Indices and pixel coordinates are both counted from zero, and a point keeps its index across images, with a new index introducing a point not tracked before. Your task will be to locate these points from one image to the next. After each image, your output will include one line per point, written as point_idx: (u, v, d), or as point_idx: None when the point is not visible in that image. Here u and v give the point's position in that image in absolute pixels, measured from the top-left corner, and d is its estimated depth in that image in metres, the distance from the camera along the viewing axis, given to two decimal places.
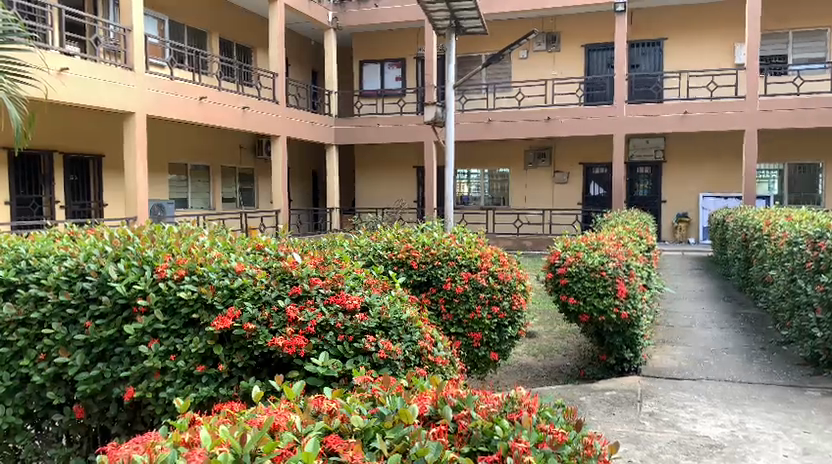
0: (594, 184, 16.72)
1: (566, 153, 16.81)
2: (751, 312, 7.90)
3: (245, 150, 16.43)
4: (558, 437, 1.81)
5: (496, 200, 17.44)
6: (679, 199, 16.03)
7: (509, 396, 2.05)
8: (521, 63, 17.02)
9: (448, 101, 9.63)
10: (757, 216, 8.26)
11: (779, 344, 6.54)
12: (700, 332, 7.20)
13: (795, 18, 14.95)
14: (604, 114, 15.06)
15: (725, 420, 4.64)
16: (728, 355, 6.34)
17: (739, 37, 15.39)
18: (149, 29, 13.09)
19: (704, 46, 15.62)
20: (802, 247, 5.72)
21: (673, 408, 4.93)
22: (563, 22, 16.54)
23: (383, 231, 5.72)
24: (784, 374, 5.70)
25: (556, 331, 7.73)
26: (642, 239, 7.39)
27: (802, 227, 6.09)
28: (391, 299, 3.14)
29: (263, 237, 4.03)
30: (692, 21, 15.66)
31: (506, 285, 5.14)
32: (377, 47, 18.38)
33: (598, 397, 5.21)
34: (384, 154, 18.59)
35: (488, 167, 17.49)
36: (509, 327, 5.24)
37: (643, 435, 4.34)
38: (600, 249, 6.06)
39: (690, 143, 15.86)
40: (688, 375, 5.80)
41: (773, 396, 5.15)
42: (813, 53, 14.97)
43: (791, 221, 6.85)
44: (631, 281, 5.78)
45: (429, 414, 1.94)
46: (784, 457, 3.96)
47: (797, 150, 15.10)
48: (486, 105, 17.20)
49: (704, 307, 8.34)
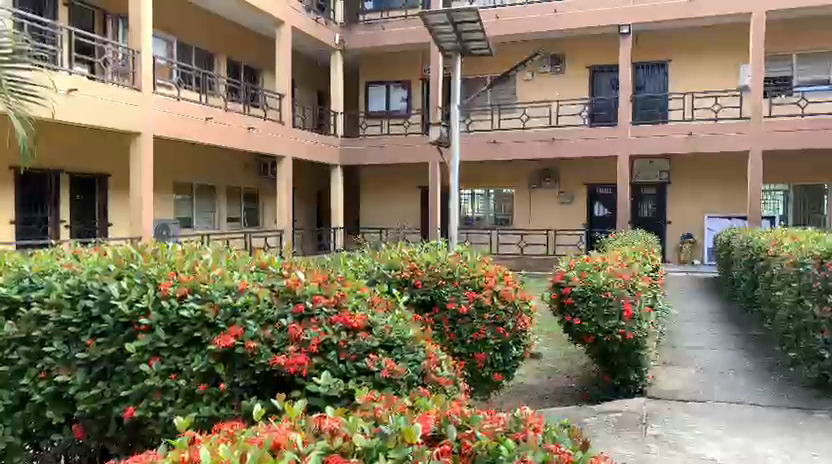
0: (599, 205, 16.71)
1: (569, 174, 16.87)
2: (756, 334, 7.82)
3: (250, 170, 16.49)
4: (564, 457, 1.78)
5: (500, 221, 17.41)
6: (684, 220, 15.99)
7: (513, 416, 2.03)
8: (527, 84, 17.12)
9: (453, 121, 9.66)
10: (762, 237, 8.18)
11: (786, 365, 6.46)
12: (706, 353, 7.13)
13: (798, 40, 15.02)
14: (608, 135, 15.09)
15: (733, 442, 4.57)
16: (736, 377, 6.27)
17: (743, 58, 15.46)
18: (157, 50, 13.27)
19: (708, 68, 15.70)
20: (809, 268, 5.63)
21: (679, 429, 4.86)
22: (568, 43, 16.66)
23: (386, 251, 5.67)
24: (792, 397, 5.62)
25: (561, 352, 7.66)
26: (647, 259, 7.33)
27: (809, 247, 6.01)
28: (394, 318, 3.09)
29: (267, 255, 4.00)
30: (696, 42, 15.75)
31: (511, 305, 5.11)
32: (383, 69, 18.54)
33: (603, 419, 5.13)
34: (389, 174, 18.64)
35: (492, 187, 17.52)
36: (513, 347, 5.23)
37: (649, 457, 4.27)
38: (606, 269, 5.99)
39: (695, 164, 15.87)
40: (695, 397, 5.73)
41: (780, 419, 5.08)
42: (818, 75, 15.01)
43: (797, 242, 6.79)
44: (637, 301, 5.72)
45: (433, 434, 1.89)
46: None
47: (803, 172, 15.06)
48: (490, 126, 17.27)
49: (709, 328, 8.27)
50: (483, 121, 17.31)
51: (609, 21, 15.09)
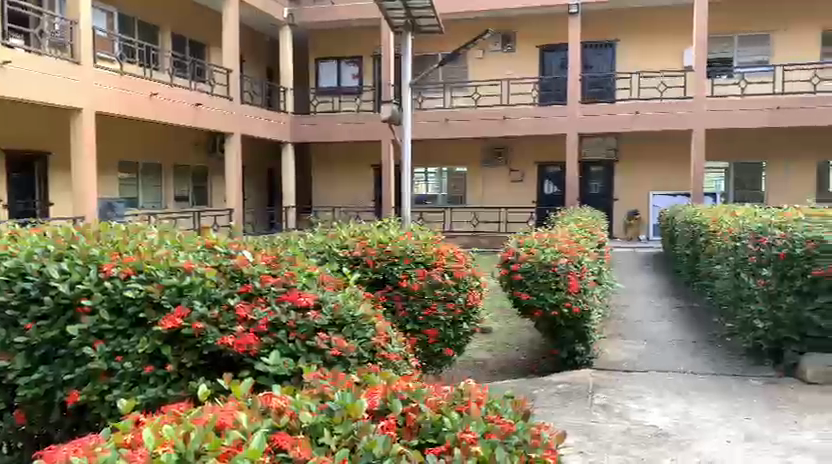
0: (549, 183, 16.99)
1: (520, 152, 17.06)
2: (698, 306, 8.13)
3: (198, 147, 16.07)
4: (505, 428, 1.84)
5: (453, 199, 17.48)
6: (631, 197, 16.41)
7: (458, 388, 2.08)
8: (478, 62, 17.10)
9: (405, 99, 9.59)
10: (704, 213, 8.45)
11: (723, 336, 6.75)
12: (650, 325, 7.37)
13: (737, 22, 15.50)
14: (559, 115, 15.28)
15: (673, 409, 4.77)
16: (677, 348, 6.50)
17: (687, 39, 15.85)
18: (97, 22, 12.71)
19: (651, 48, 16.05)
20: (745, 242, 5.78)
21: (623, 398, 5.04)
22: (518, 22, 16.75)
23: (337, 230, 5.64)
24: (727, 365, 5.89)
25: (510, 327, 7.78)
26: (594, 235, 7.46)
27: (747, 221, 6.16)
28: (344, 296, 3.10)
29: (214, 235, 3.91)
30: (643, 22, 16.04)
31: (461, 281, 5.15)
32: (334, 45, 18.27)
33: (550, 390, 5.27)
34: (341, 153, 18.49)
35: (444, 165, 17.56)
36: (463, 323, 5.28)
37: (594, 426, 4.42)
38: (553, 245, 6.10)
39: (641, 142, 16.26)
40: (638, 368, 5.95)
41: (718, 386, 5.33)
42: (757, 56, 15.50)
43: (735, 217, 7.02)
44: (583, 276, 5.85)
45: (379, 409, 1.92)
46: (728, 443, 4.09)
47: (742, 151, 15.64)
48: (442, 104, 17.21)
49: (655, 301, 8.56)
50: (434, 99, 17.26)
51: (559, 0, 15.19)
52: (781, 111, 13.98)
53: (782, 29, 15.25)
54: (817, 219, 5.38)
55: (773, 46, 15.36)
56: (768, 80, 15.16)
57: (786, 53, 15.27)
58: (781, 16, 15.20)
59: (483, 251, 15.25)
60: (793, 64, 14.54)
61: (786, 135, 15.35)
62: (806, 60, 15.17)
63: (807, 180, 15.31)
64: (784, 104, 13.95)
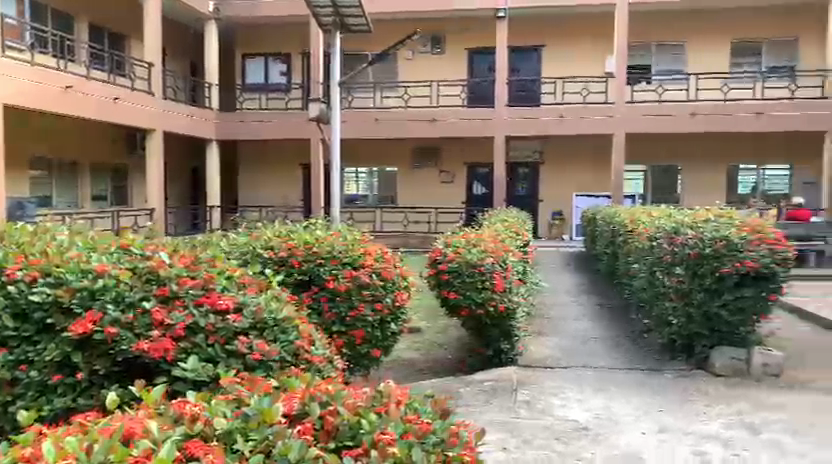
0: (478, 184, 17.27)
1: (449, 153, 17.24)
2: (618, 303, 8.46)
3: (117, 144, 15.39)
4: (423, 428, 1.85)
5: (384, 199, 17.48)
6: (555, 198, 16.90)
7: (378, 390, 2.07)
8: (408, 63, 17.16)
9: (333, 98, 9.49)
10: (623, 214, 8.80)
11: (640, 333, 7.04)
12: (572, 323, 7.60)
13: (654, 32, 16.23)
14: (487, 117, 15.54)
15: (592, 404, 4.94)
16: (597, 344, 6.74)
17: (608, 46, 16.46)
18: (6, 9, 11.93)
19: (574, 54, 16.59)
20: (660, 242, 6.05)
21: (546, 395, 5.17)
22: (447, 24, 16.93)
23: (262, 230, 5.53)
24: (643, 360, 6.15)
25: (438, 326, 7.85)
26: (520, 235, 7.63)
27: (661, 222, 6.45)
28: (267, 298, 3.03)
29: (131, 235, 3.75)
30: (566, 28, 16.56)
31: (390, 282, 5.13)
32: (261, 41, 17.92)
33: (476, 388, 5.34)
34: (269, 151, 18.15)
35: (375, 165, 17.54)
36: (391, 323, 5.26)
37: (517, 422, 4.52)
38: (480, 245, 6.20)
39: (565, 145, 16.78)
40: (560, 364, 6.13)
41: (634, 380, 5.56)
42: (672, 64, 16.29)
43: (651, 218, 7.34)
44: (508, 275, 5.97)
45: (296, 413, 1.89)
46: (642, 435, 4.27)
47: (658, 155, 16.38)
48: (372, 104, 17.17)
49: (577, 299, 8.84)
50: (364, 99, 17.20)
51: (486, 4, 15.45)
52: (694, 118, 14.75)
53: (694, 39, 16.09)
54: (725, 220, 5.70)
55: (686, 55, 16.18)
56: (682, 88, 15.96)
57: (698, 62, 16.11)
58: (694, 28, 16.04)
59: (415, 250, 15.32)
60: (705, 73, 15.35)
61: (699, 140, 16.20)
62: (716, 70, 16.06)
63: (717, 183, 16.21)
64: (697, 111, 14.72)
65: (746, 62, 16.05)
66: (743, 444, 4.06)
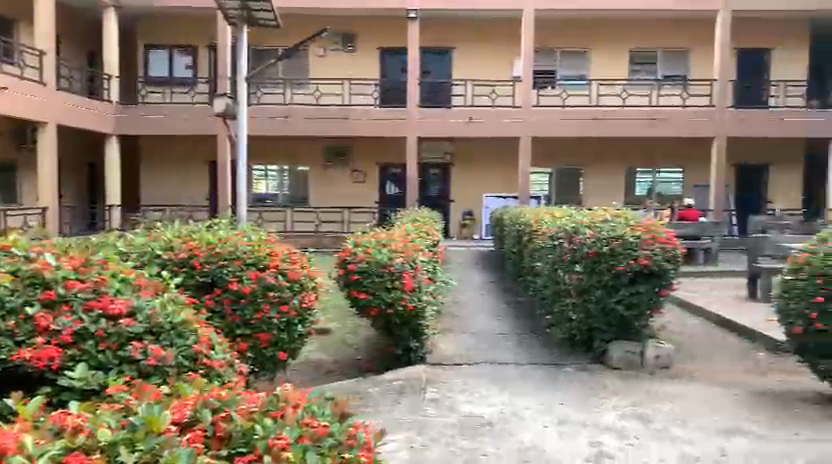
0: (390, 183, 17.35)
1: (361, 153, 17.20)
2: (523, 300, 8.73)
3: (3, 138, 14.27)
4: (319, 431, 1.84)
5: (295, 199, 17.23)
6: (466, 198, 17.24)
7: (275, 394, 2.04)
8: (319, 60, 16.98)
9: (240, 93, 9.22)
10: (528, 214, 9.08)
11: (544, 328, 7.30)
12: (480, 320, 7.78)
13: (559, 38, 16.86)
14: (399, 117, 15.63)
15: (497, 399, 5.09)
16: (503, 341, 6.93)
17: (515, 51, 16.97)
18: None
19: (484, 57, 16.99)
20: (561, 241, 6.28)
21: (453, 392, 5.27)
22: (359, 23, 16.87)
23: (163, 230, 5.31)
24: (546, 355, 6.39)
25: (348, 326, 7.82)
26: (429, 235, 7.71)
27: (562, 222, 6.69)
28: (163, 302, 2.91)
29: (13, 235, 3.49)
30: (476, 32, 16.92)
31: (297, 283, 5.05)
32: (165, 31, 17.17)
33: (385, 388, 5.37)
34: (174, 148, 17.42)
35: (286, 164, 17.23)
36: (298, 325, 5.18)
37: (424, 420, 4.58)
38: (389, 245, 6.22)
39: (475, 146, 17.14)
40: (467, 361, 6.26)
41: (537, 375, 5.76)
42: (575, 70, 17.01)
43: (554, 218, 7.61)
44: (417, 274, 6.02)
45: (188, 421, 1.82)
46: (543, 429, 4.44)
47: (564, 157, 17.06)
48: (282, 101, 16.86)
49: (485, 297, 9.06)
50: (274, 95, 16.86)
51: (398, 4, 15.53)
52: (595, 122, 15.45)
53: (596, 47, 16.86)
54: (621, 220, 6.00)
55: (588, 62, 16.93)
56: (585, 93, 16.68)
57: (600, 69, 16.91)
58: (595, 36, 16.80)
59: (318, 250, 15.16)
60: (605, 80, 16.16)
61: (600, 143, 17.00)
62: (615, 77, 16.91)
63: (617, 185, 17.08)
64: (598, 116, 15.44)
65: (642, 70, 17.00)
66: (636, 433, 4.30)
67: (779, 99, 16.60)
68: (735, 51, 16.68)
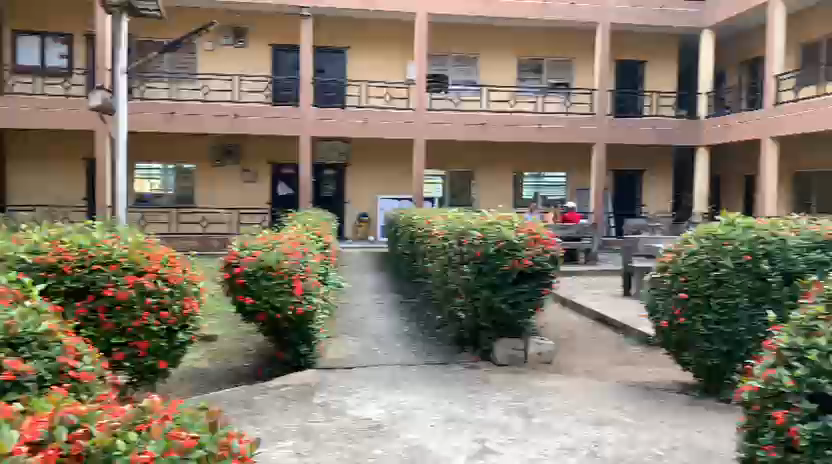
0: (282, 184, 17.06)
1: (252, 152, 16.76)
2: (415, 301, 8.86)
3: None
4: (188, 443, 1.78)
5: (182, 199, 16.52)
6: (360, 200, 17.24)
7: (141, 407, 1.95)
8: (208, 55, 16.32)
9: (120, 86, 8.71)
10: (421, 216, 9.22)
11: (435, 328, 7.45)
12: (373, 322, 7.81)
13: (452, 43, 17.24)
14: (292, 116, 15.37)
15: (386, 401, 5.13)
16: (395, 342, 7.01)
17: (409, 54, 17.18)
18: None
19: (378, 59, 17.07)
20: (450, 243, 6.40)
21: (342, 396, 5.26)
22: (250, 18, 16.44)
23: (28, 233, 4.93)
24: (436, 355, 6.53)
25: (236, 332, 7.59)
26: (321, 237, 7.63)
27: (452, 224, 6.82)
28: (21, 311, 2.69)
29: None
30: (371, 34, 16.97)
31: (178, 287, 4.83)
32: (36, 17, 15.90)
33: (273, 395, 5.27)
34: (46, 143, 16.17)
35: (172, 162, 16.46)
36: (180, 332, 4.95)
37: (312, 426, 4.53)
38: (279, 247, 6.11)
39: (369, 148, 17.18)
40: (358, 364, 6.27)
41: (426, 375, 5.87)
42: (467, 76, 17.48)
43: (445, 219, 7.75)
44: (307, 277, 5.94)
45: (40, 440, 1.69)
46: (430, 428, 4.53)
47: (457, 160, 17.47)
48: (168, 96, 16.12)
49: (378, 298, 9.10)
50: (158, 90, 16.07)
51: (291, 1, 15.24)
52: (486, 127, 15.95)
53: (486, 54, 17.40)
54: (506, 222, 6.22)
55: (479, 68, 17.45)
56: (475, 98, 17.17)
57: (491, 75, 17.48)
58: (486, 43, 17.35)
59: (205, 254, 14.62)
60: (496, 87, 16.74)
61: (491, 147, 17.59)
62: (504, 83, 17.54)
63: (507, 188, 17.73)
64: (487, 121, 15.94)
65: (530, 78, 17.75)
66: (517, 428, 4.49)
67: (652, 109, 17.88)
68: (615, 62, 17.79)
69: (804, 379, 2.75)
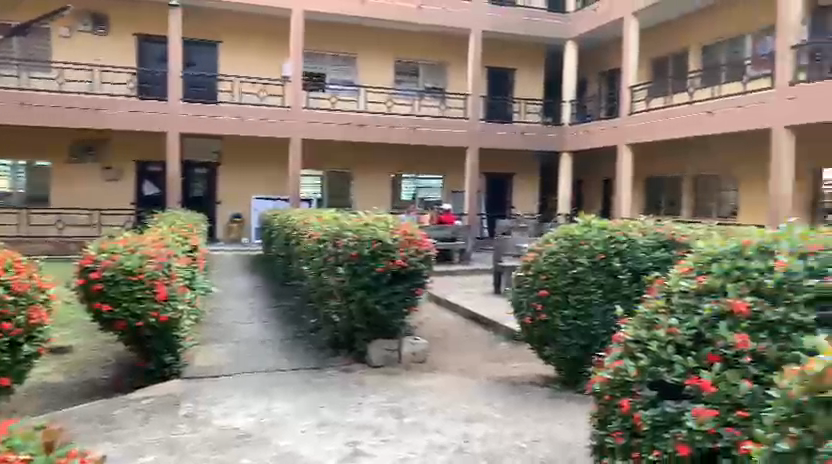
0: (149, 183, 16.11)
1: (115, 149, 15.67)
2: (290, 304, 8.69)
3: None
4: None
5: (35, 199, 15.07)
6: (233, 200, 16.66)
7: None
8: (63, 42, 15.03)
9: None
10: (296, 217, 9.06)
11: (309, 332, 7.34)
12: (245, 327, 7.56)
13: (329, 42, 17.11)
14: (160, 111, 14.54)
15: (257, 409, 4.98)
16: (267, 347, 6.83)
17: (285, 51, 16.85)
18: None
19: (252, 54, 16.59)
20: (325, 245, 6.30)
21: (211, 405, 5.04)
22: (112, 4, 15.36)
23: None
24: (310, 359, 6.43)
25: (94, 342, 7.06)
26: (189, 239, 7.27)
27: (327, 225, 6.72)
28: None
29: None
30: (245, 28, 16.46)
31: (23, 295, 4.40)
32: None
33: (133, 408, 4.94)
34: None
35: (22, 157, 15.00)
36: (25, 344, 4.51)
37: (177, 439, 4.30)
38: (140, 250, 5.74)
39: (244, 146, 16.65)
40: (228, 372, 6.04)
41: (299, 380, 5.77)
42: (344, 76, 17.44)
43: (320, 220, 7.64)
44: (172, 282, 5.62)
45: None
46: (302, 433, 4.44)
47: (335, 160, 17.36)
48: (15, 85, 14.67)
49: (250, 302, 8.83)
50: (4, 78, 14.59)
51: None
52: (363, 128, 15.99)
53: (364, 55, 17.45)
54: (381, 224, 6.24)
55: (356, 68, 17.47)
56: (352, 98, 17.17)
57: (369, 75, 17.55)
58: (363, 44, 17.39)
59: (58, 258, 13.46)
60: (373, 87, 16.84)
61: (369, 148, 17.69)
62: (381, 85, 17.70)
63: (385, 189, 17.87)
64: (364, 121, 16.00)
65: (406, 80, 18.06)
66: (389, 428, 4.51)
67: (520, 115, 18.88)
68: (486, 68, 18.51)
69: (645, 370, 2.90)
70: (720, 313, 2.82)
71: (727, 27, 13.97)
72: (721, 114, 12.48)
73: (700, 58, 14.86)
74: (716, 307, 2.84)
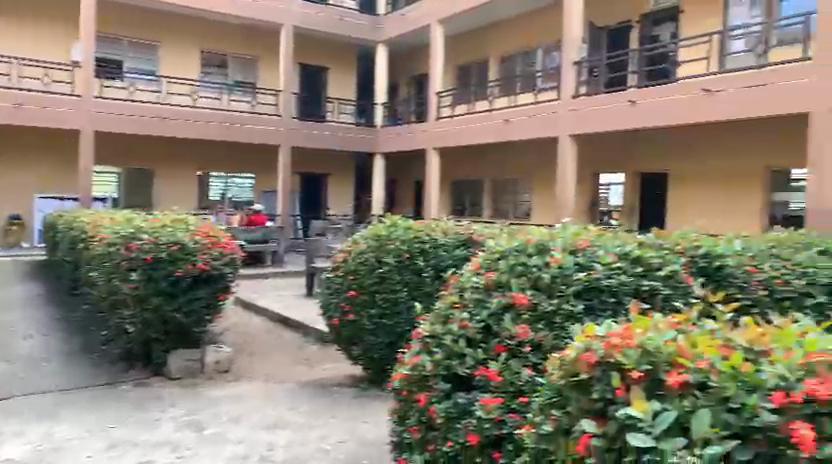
0: None
1: None
2: (76, 314, 7.83)
3: None
4: None
5: None
6: (11, 199, 14.69)
7: None
8: None
9: None
10: (85, 218, 8.20)
11: (100, 345, 6.67)
12: (20, 342, 6.67)
13: (127, 27, 15.78)
14: None
15: (32, 435, 4.38)
16: (48, 364, 6.08)
17: (72, 33, 15.25)
18: None
19: (34, 34, 14.76)
20: (115, 249, 5.73)
21: None
22: None
23: None
24: (100, 375, 5.85)
25: None
26: None
27: (119, 226, 6.12)
28: None
29: None
30: (24, 4, 14.60)
31: None
32: None
33: None
34: None
35: None
36: None
37: None
38: None
39: (23, 138, 14.77)
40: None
41: (87, 399, 5.20)
42: (144, 64, 16.20)
43: (113, 221, 6.96)
44: None
45: None
46: (87, 458, 3.99)
47: (135, 156, 16.08)
48: None
49: (27, 314, 7.81)
50: None
51: None
52: (166, 122, 14.98)
53: (166, 43, 16.37)
54: (181, 225, 5.83)
55: (158, 57, 16.33)
56: (154, 89, 16.04)
57: (171, 65, 16.46)
58: (166, 31, 16.32)
59: None
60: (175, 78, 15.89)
61: (174, 144, 16.63)
62: (186, 75, 16.73)
63: (191, 188, 16.94)
64: (168, 115, 15.01)
65: (214, 73, 17.25)
66: (188, 443, 4.22)
67: (334, 115, 19.02)
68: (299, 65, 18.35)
69: (440, 364, 3.00)
70: (505, 305, 2.99)
71: (521, 40, 15.20)
72: (515, 123, 13.53)
73: (499, 68, 16.03)
74: (502, 300, 3.00)
